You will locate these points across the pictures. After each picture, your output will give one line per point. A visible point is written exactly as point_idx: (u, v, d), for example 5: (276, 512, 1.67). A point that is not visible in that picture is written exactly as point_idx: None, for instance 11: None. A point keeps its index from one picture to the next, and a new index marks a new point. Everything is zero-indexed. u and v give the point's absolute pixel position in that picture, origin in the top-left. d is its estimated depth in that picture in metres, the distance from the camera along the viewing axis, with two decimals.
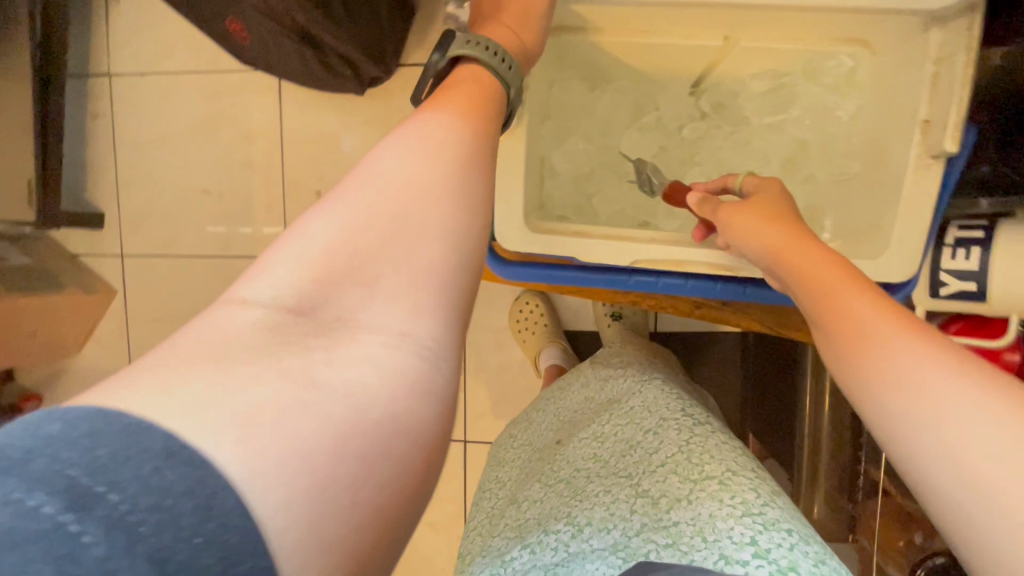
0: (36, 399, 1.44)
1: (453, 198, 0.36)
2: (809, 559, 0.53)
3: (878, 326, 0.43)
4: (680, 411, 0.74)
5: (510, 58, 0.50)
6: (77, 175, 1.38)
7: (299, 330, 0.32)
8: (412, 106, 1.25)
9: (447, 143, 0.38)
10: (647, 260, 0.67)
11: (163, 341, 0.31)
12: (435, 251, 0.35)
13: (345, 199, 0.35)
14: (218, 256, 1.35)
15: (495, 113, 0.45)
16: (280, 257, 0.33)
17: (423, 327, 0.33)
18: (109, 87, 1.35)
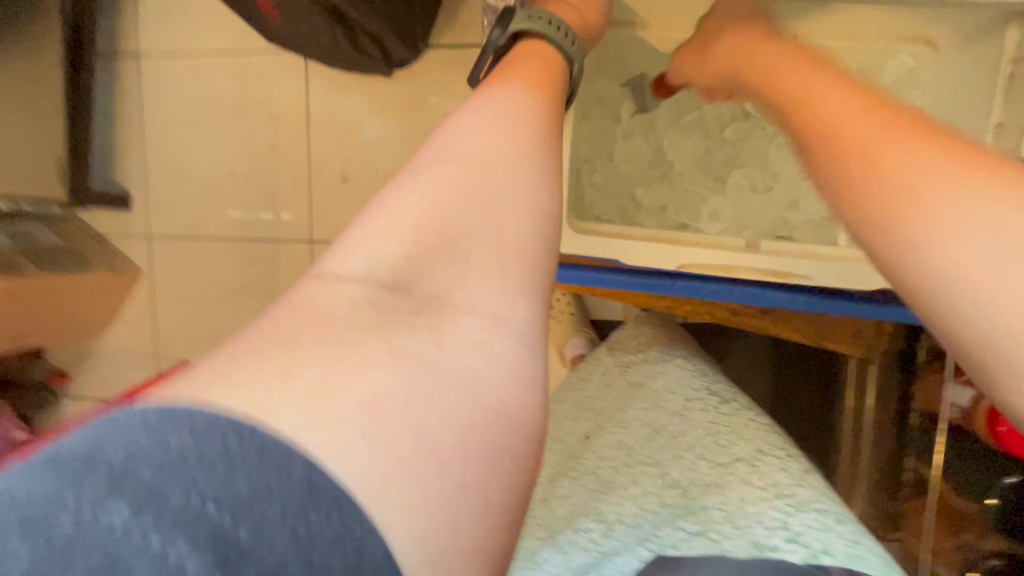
0: (65, 376, 1.47)
1: (536, 176, 0.37)
2: (845, 540, 0.55)
3: (896, 143, 0.37)
4: (705, 390, 0.76)
5: (573, 35, 0.52)
6: (104, 155, 1.39)
7: (397, 305, 0.32)
8: (439, 89, 1.23)
9: (521, 120, 0.39)
10: (694, 265, 0.62)
11: (261, 330, 0.31)
12: (519, 230, 0.35)
13: (428, 175, 0.36)
14: (243, 239, 1.36)
15: (558, 83, 0.46)
16: (373, 232, 0.34)
17: (516, 311, 0.34)
18: (137, 68, 1.34)
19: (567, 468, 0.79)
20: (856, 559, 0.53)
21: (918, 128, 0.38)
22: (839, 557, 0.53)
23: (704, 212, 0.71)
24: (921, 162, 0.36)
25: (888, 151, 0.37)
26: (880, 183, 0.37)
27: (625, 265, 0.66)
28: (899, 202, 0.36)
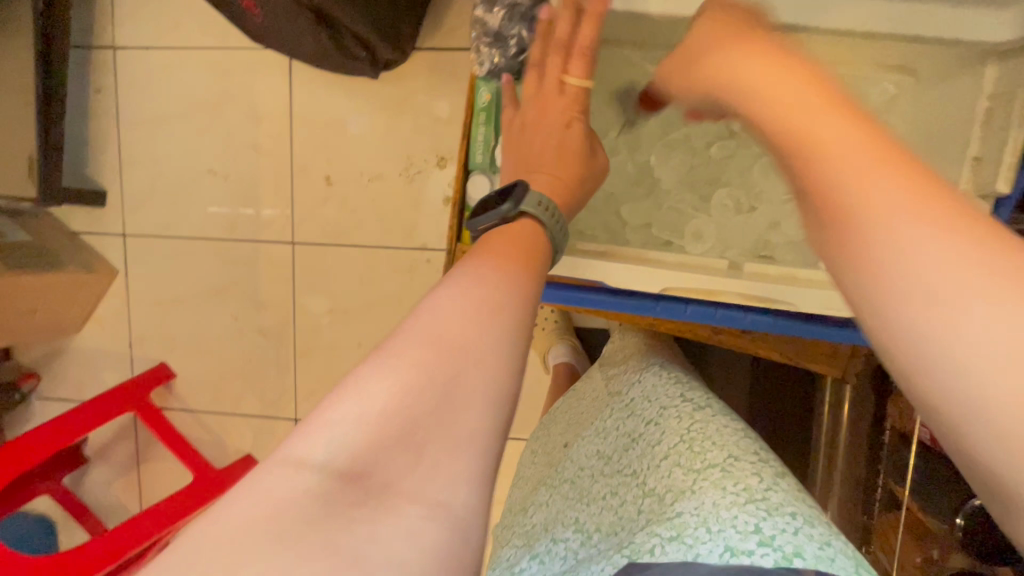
0: (35, 377, 1.42)
1: (501, 368, 0.35)
2: (815, 541, 0.54)
3: (841, 148, 0.33)
4: (680, 397, 0.73)
5: (559, 214, 0.50)
6: (78, 150, 1.34)
7: (343, 499, 0.31)
8: (426, 92, 1.21)
9: (491, 303, 0.37)
10: (678, 288, 0.62)
11: (212, 509, 0.31)
12: (476, 427, 0.33)
13: (398, 357, 0.34)
14: (223, 239, 1.33)
15: (535, 260, 0.44)
16: (330, 419, 0.33)
17: (459, 500, 0.32)
18: (112, 60, 1.30)
19: (551, 476, 0.83)
20: (825, 561, 0.52)
21: (889, 155, 0.32)
22: (808, 560, 0.52)
23: (688, 232, 0.71)
24: (883, 182, 0.32)
25: (856, 164, 0.32)
26: (842, 200, 0.32)
27: (607, 285, 0.66)
28: (870, 215, 0.31)
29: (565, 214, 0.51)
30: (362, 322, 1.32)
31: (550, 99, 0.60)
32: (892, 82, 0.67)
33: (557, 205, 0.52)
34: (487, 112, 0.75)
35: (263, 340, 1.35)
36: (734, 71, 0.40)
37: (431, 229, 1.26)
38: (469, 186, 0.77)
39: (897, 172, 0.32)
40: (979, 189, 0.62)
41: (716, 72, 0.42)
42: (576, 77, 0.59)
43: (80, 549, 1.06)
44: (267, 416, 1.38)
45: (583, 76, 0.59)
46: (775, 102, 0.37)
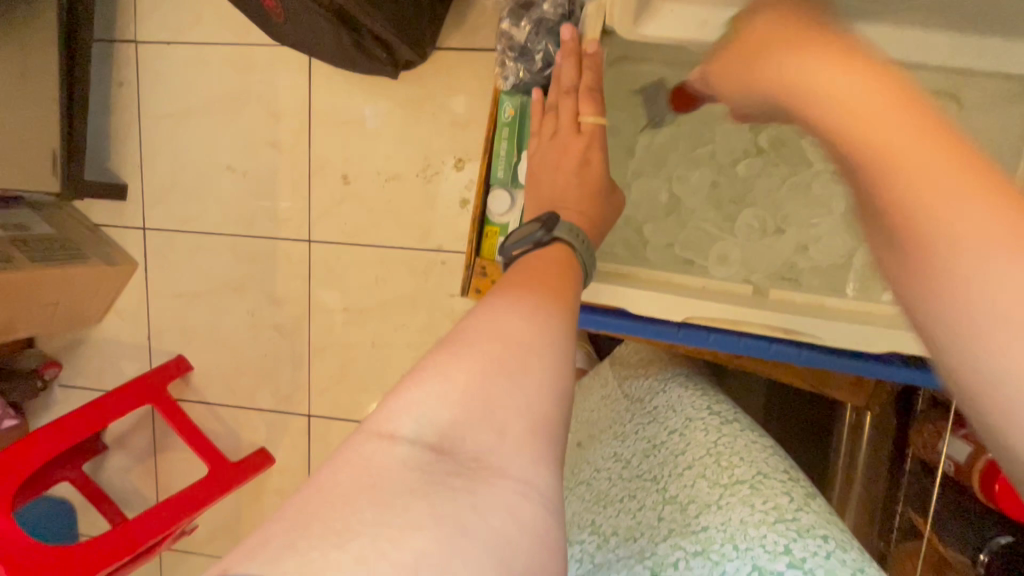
0: (56, 365, 1.46)
1: (564, 359, 0.39)
2: (847, 567, 0.52)
3: (914, 156, 0.29)
4: (706, 410, 0.73)
5: (586, 238, 0.55)
6: (100, 143, 1.36)
7: (442, 470, 0.33)
8: (444, 92, 1.20)
9: (547, 306, 0.42)
10: (703, 317, 0.61)
11: (318, 474, 0.33)
12: (549, 407, 0.36)
13: (474, 342, 0.38)
14: (240, 235, 1.34)
15: (574, 273, 0.50)
16: (420, 393, 0.36)
17: (541, 478, 0.35)
18: (134, 55, 1.31)
19: (568, 480, 0.83)
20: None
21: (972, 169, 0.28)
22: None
23: (712, 254, 0.69)
24: (968, 205, 0.28)
25: (931, 189, 0.29)
26: (911, 212, 0.29)
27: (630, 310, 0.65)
28: (919, 221, 0.29)
29: (591, 236, 0.56)
30: (375, 321, 1.32)
31: (568, 137, 0.64)
32: (927, 109, 0.68)
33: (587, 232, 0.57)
34: (511, 127, 0.74)
35: (278, 336, 1.36)
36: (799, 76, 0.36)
37: (446, 231, 1.25)
38: (490, 200, 0.76)
39: (989, 198, 0.28)
40: None
41: (786, 74, 0.37)
42: (591, 113, 0.65)
43: (101, 538, 1.08)
44: (280, 410, 1.40)
45: (597, 112, 0.64)
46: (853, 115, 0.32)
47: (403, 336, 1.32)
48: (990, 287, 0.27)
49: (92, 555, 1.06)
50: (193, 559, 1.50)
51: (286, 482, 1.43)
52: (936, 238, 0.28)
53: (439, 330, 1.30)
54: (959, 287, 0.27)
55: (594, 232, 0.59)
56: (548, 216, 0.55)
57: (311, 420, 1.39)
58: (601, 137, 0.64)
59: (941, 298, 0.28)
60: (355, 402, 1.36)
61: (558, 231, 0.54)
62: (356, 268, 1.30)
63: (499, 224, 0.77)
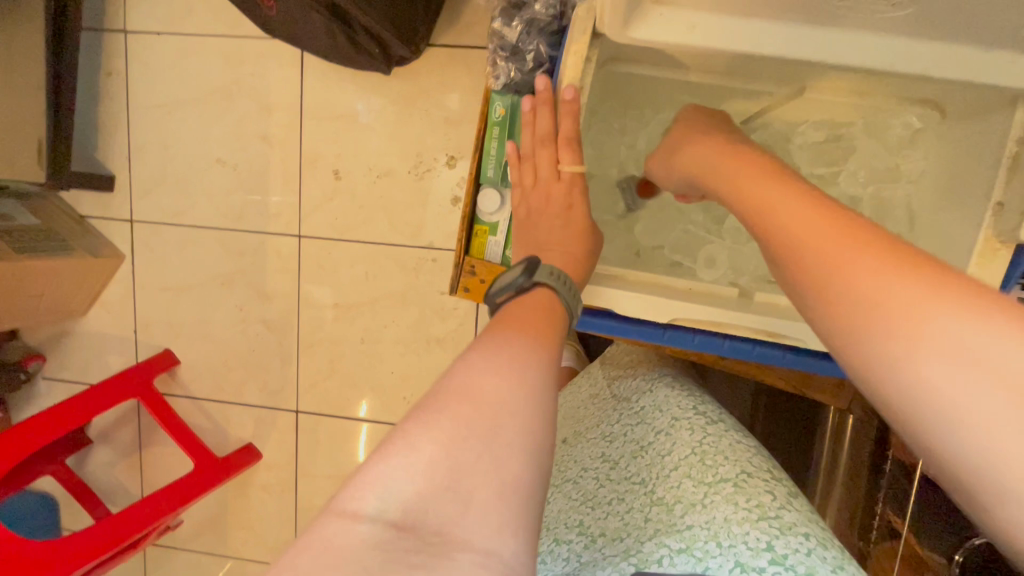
0: (39, 359, 1.43)
1: (536, 424, 0.38)
2: (827, 564, 0.53)
3: (809, 228, 0.41)
4: (692, 410, 0.74)
5: (572, 282, 0.53)
6: (87, 134, 1.34)
7: (405, 549, 0.32)
8: (438, 89, 1.20)
9: (523, 364, 0.40)
10: (687, 319, 0.62)
11: (280, 561, 0.32)
12: (518, 467, 0.36)
13: (441, 413, 0.37)
14: (229, 229, 1.33)
15: (557, 324, 0.47)
16: (387, 466, 0.35)
17: (510, 546, 0.33)
18: (124, 45, 1.29)
19: (554, 479, 0.82)
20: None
21: (869, 240, 0.38)
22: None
23: (700, 257, 0.70)
24: (868, 270, 0.37)
25: (841, 258, 0.39)
26: (840, 283, 0.38)
27: (615, 310, 0.65)
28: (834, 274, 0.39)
29: (575, 280, 0.53)
30: (365, 318, 1.32)
31: (548, 186, 0.63)
32: (912, 116, 0.70)
33: (573, 275, 0.54)
34: (501, 126, 0.73)
35: (267, 332, 1.36)
36: (722, 173, 0.52)
37: (437, 228, 1.25)
38: (479, 199, 0.76)
39: (915, 272, 0.35)
40: (998, 237, 0.59)
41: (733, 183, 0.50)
42: (571, 164, 0.62)
43: (84, 533, 1.07)
44: (268, 406, 1.39)
45: (576, 161, 0.62)
46: (770, 212, 0.45)
47: (392, 333, 1.32)
48: (919, 328, 0.33)
49: (75, 550, 1.05)
50: (178, 555, 1.49)
51: (273, 478, 1.42)
52: (869, 293, 0.36)
53: (428, 328, 1.30)
54: (917, 336, 0.33)
55: (578, 273, 0.55)
56: (529, 260, 0.53)
57: (299, 416, 1.38)
58: (581, 187, 0.63)
59: (890, 345, 0.34)
60: (344, 398, 1.36)
61: (540, 274, 0.52)
62: (346, 264, 1.30)
63: (489, 223, 0.77)
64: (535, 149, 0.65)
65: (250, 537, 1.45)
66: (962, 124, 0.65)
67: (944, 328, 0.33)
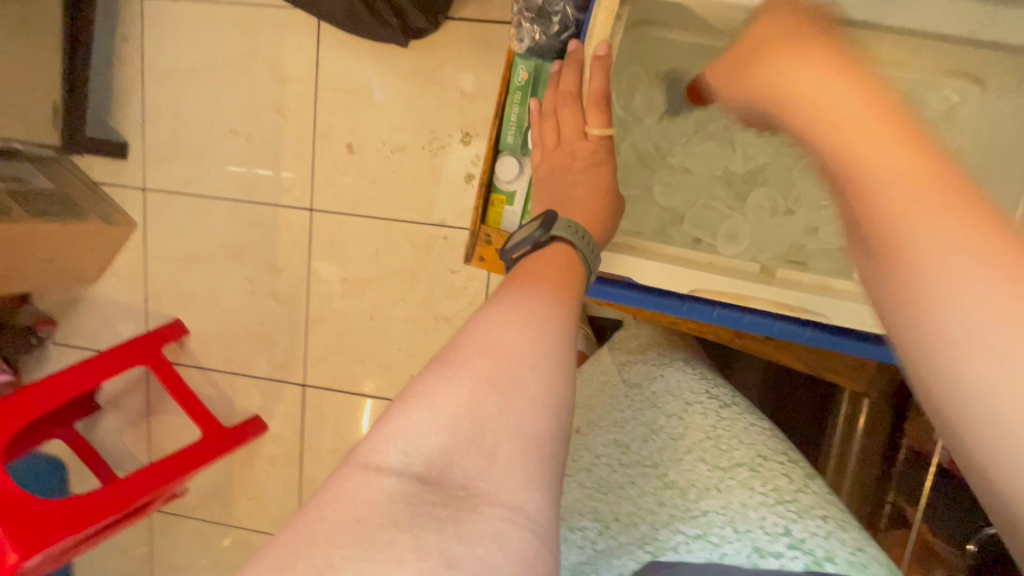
0: (51, 323, 1.45)
1: (561, 378, 0.38)
2: (846, 547, 0.53)
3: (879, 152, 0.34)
4: (705, 393, 0.74)
5: (591, 238, 0.51)
6: (103, 100, 1.34)
7: (432, 503, 0.32)
8: (455, 63, 1.18)
9: (542, 319, 0.40)
10: (708, 290, 0.61)
11: (302, 514, 0.32)
12: (539, 419, 0.35)
13: (461, 365, 0.36)
14: (240, 200, 1.32)
15: (576, 284, 0.46)
16: (412, 421, 0.35)
17: (535, 501, 0.33)
18: (140, 10, 1.28)
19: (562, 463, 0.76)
20: (858, 566, 0.51)
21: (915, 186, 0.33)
22: (840, 565, 0.51)
23: (722, 233, 0.69)
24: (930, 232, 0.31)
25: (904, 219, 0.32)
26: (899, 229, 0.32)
27: (635, 280, 0.64)
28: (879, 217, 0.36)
29: (595, 236, 0.52)
30: (374, 294, 1.31)
31: (572, 145, 0.61)
32: (952, 90, 0.64)
33: (592, 230, 0.52)
34: (523, 91, 0.73)
35: (276, 304, 1.36)
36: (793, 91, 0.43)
37: (450, 205, 1.24)
38: (498, 166, 0.75)
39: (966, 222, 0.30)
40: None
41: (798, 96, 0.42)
42: (598, 127, 0.61)
43: (88, 497, 1.07)
44: (275, 378, 1.39)
45: (604, 125, 0.61)
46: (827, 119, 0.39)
47: (401, 310, 1.31)
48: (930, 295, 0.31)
49: (80, 510, 1.05)
50: (183, 523, 1.51)
51: (279, 450, 1.43)
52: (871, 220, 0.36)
53: (438, 306, 1.29)
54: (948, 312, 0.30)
55: (600, 227, 0.53)
56: (546, 213, 0.51)
57: (306, 389, 1.38)
58: (607, 151, 0.60)
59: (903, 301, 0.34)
60: (351, 373, 1.36)
61: (557, 229, 0.51)
62: (358, 239, 1.29)
63: (506, 192, 0.76)
64: (558, 107, 0.64)
65: (255, 508, 1.46)
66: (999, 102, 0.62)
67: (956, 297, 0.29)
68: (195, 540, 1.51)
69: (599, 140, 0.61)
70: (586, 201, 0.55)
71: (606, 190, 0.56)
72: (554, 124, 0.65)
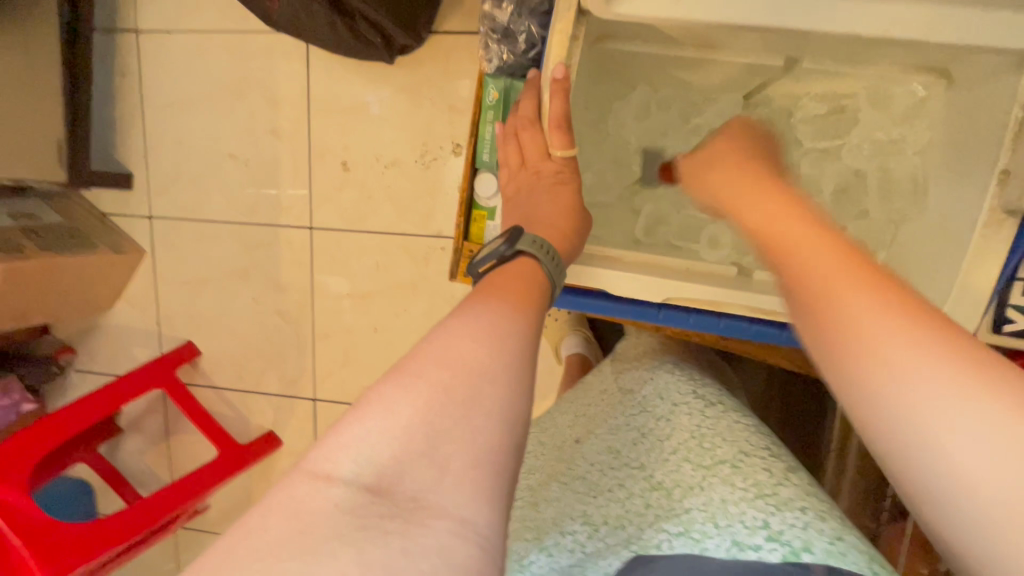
0: (70, 351, 1.50)
1: (516, 387, 0.39)
2: (825, 537, 0.52)
3: (820, 263, 0.41)
4: (692, 395, 0.74)
5: (556, 253, 0.52)
6: (106, 134, 1.38)
7: (376, 509, 0.33)
8: (442, 76, 1.20)
9: (499, 328, 0.41)
10: (681, 298, 0.62)
11: (246, 519, 0.33)
12: (487, 426, 0.37)
13: (417, 375, 0.38)
14: (243, 222, 1.36)
15: (538, 301, 0.47)
16: (364, 429, 0.36)
17: (479, 513, 0.34)
18: (135, 44, 1.32)
19: (559, 469, 0.80)
20: (836, 557, 0.50)
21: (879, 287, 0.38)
22: (817, 554, 0.51)
23: (703, 238, 0.70)
24: (866, 308, 0.37)
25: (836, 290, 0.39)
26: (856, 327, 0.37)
27: (608, 290, 0.66)
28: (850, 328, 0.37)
29: (561, 252, 0.53)
30: (377, 307, 1.34)
31: (537, 165, 0.62)
32: (917, 84, 0.66)
33: (559, 245, 0.54)
34: (495, 108, 0.74)
35: (283, 322, 1.39)
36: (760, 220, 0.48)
37: (445, 216, 1.26)
38: (477, 183, 0.77)
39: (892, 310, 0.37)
40: (1003, 208, 0.55)
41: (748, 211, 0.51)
42: (561, 148, 0.61)
43: (112, 519, 1.11)
44: (286, 394, 1.43)
45: (566, 146, 0.61)
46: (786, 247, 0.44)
47: (404, 322, 1.33)
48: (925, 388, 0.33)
49: (103, 532, 1.08)
50: (207, 538, 1.55)
51: (294, 464, 1.46)
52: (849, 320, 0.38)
53: (439, 316, 1.31)
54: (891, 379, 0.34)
55: (566, 245, 0.54)
56: (512, 230, 0.53)
57: (316, 403, 1.41)
58: (573, 170, 0.61)
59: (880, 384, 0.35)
60: (359, 386, 1.38)
61: (523, 244, 0.52)
62: (358, 255, 1.32)
63: (487, 207, 0.78)
64: (518, 131, 0.66)
65: None
66: (968, 92, 0.61)
67: (914, 374, 0.34)
68: None
69: (563, 160, 0.61)
70: (551, 219, 0.56)
71: (572, 209, 0.57)
72: (517, 146, 0.66)
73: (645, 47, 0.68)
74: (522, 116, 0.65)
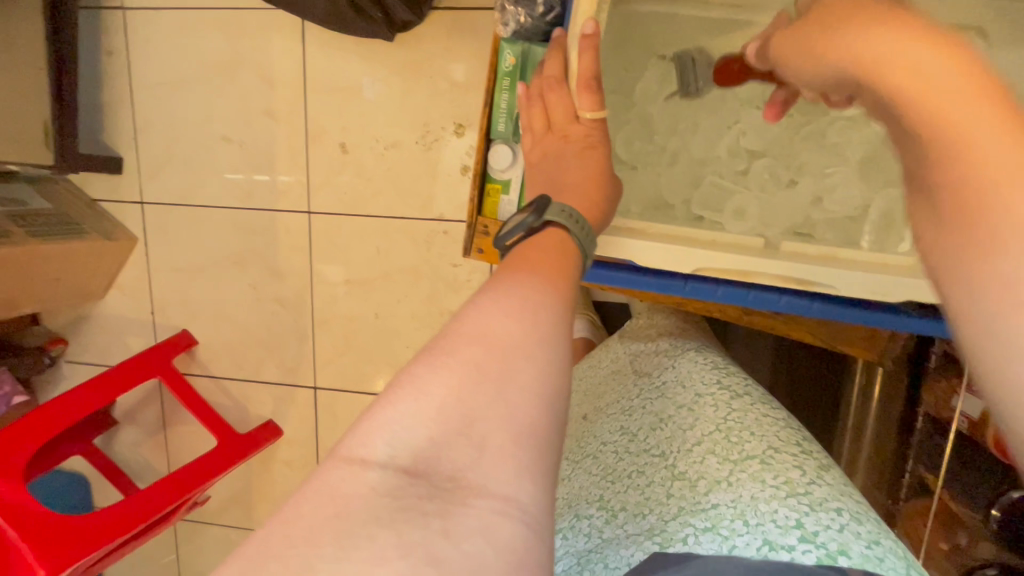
0: (61, 342, 1.46)
1: (555, 367, 0.37)
2: (862, 540, 0.52)
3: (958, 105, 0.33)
4: (716, 384, 0.71)
5: (585, 221, 0.50)
6: (94, 116, 1.33)
7: (415, 494, 0.32)
8: (442, 55, 1.16)
9: (536, 309, 0.38)
10: (711, 268, 0.61)
11: (279, 508, 0.32)
12: (532, 410, 0.35)
13: (450, 354, 0.36)
14: (238, 207, 1.32)
15: (569, 276, 0.44)
16: (396, 413, 0.34)
17: (525, 490, 0.33)
18: (122, 22, 1.27)
19: (572, 452, 0.81)
20: (872, 561, 0.50)
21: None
22: (853, 558, 0.50)
23: (729, 210, 0.70)
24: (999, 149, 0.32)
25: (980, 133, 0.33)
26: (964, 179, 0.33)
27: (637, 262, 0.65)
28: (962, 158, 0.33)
29: (590, 220, 0.51)
30: (379, 293, 1.31)
31: (564, 128, 0.60)
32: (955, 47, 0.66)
33: (587, 213, 0.51)
34: (511, 76, 0.72)
35: (281, 309, 1.36)
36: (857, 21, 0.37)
37: (447, 199, 1.23)
38: (491, 155, 0.74)
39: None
40: None
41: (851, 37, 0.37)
42: (590, 110, 0.59)
43: (113, 510, 1.08)
44: (287, 383, 1.40)
45: (596, 107, 0.59)
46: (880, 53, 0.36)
47: (406, 308, 1.31)
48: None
49: (108, 523, 1.06)
50: (206, 529, 1.53)
51: (295, 454, 1.44)
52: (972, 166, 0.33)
53: (442, 301, 1.29)
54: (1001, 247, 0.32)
55: (596, 212, 0.52)
56: (539, 199, 0.50)
57: (317, 391, 1.39)
58: (602, 133, 0.59)
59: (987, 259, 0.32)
60: (361, 374, 1.36)
61: (549, 213, 0.50)
62: (358, 240, 1.28)
63: (501, 180, 0.76)
64: (544, 93, 0.63)
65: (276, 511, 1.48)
66: None
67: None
68: (220, 545, 1.53)
69: (592, 120, 0.59)
70: (582, 182, 0.54)
71: (602, 173, 0.55)
72: (541, 108, 0.64)
73: (684, 8, 0.70)
74: (548, 76, 0.63)
